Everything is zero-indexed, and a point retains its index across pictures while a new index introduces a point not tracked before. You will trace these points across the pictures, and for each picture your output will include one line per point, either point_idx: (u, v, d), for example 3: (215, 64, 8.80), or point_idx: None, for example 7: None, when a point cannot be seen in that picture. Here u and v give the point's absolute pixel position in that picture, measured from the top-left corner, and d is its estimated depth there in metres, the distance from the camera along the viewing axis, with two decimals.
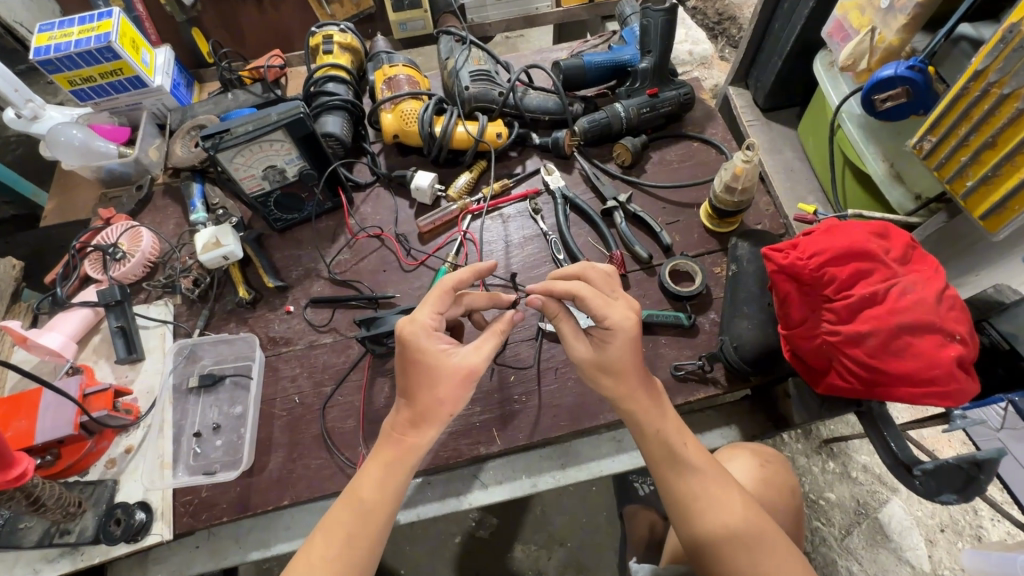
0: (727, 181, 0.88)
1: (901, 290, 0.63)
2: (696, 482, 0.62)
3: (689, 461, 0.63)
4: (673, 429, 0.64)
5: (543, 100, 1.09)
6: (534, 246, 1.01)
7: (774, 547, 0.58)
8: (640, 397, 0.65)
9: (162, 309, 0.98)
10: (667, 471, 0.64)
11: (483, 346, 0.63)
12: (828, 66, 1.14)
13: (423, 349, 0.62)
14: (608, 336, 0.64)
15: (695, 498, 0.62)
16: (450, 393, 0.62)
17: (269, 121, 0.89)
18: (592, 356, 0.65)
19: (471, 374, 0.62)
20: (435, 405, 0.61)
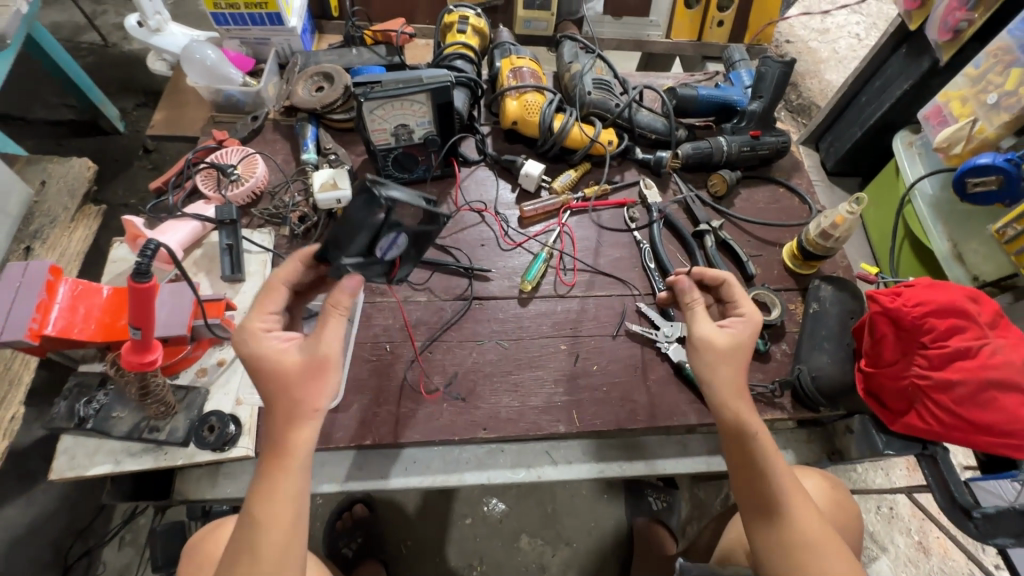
0: (825, 228, 0.96)
1: (992, 349, 0.70)
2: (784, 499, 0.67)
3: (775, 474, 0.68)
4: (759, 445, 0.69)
5: (654, 120, 1.16)
6: (626, 251, 1.07)
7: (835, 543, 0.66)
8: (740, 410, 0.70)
9: (265, 237, 1.00)
10: (749, 482, 0.69)
11: (331, 334, 0.64)
12: (908, 145, 1.23)
13: (255, 335, 0.64)
14: (733, 334, 0.73)
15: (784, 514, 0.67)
16: (310, 396, 0.62)
17: (418, 83, 0.93)
18: (720, 337, 0.73)
19: (322, 362, 0.63)
20: (305, 402, 0.62)
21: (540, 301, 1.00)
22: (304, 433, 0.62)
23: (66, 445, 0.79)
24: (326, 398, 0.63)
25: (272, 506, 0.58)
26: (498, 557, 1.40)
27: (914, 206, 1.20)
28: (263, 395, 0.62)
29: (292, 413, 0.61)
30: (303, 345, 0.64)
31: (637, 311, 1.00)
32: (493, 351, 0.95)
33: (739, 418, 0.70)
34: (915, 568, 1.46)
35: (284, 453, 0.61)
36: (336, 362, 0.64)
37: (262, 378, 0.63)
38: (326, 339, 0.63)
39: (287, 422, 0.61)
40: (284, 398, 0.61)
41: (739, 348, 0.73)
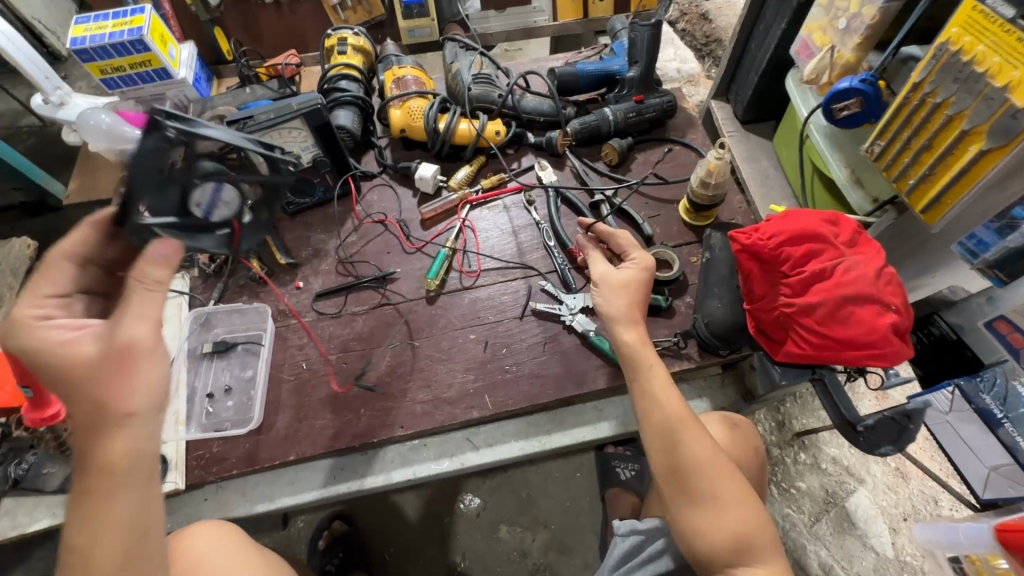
0: (703, 178, 0.98)
1: (846, 266, 0.72)
2: (679, 425, 0.71)
3: (668, 401, 0.72)
4: (657, 375, 0.74)
5: (539, 103, 1.18)
6: (527, 234, 1.10)
7: (729, 481, 0.68)
8: (640, 345, 0.77)
9: (179, 281, 1.04)
10: (648, 413, 0.73)
11: (147, 313, 0.51)
12: (798, 83, 1.25)
13: (45, 359, 0.48)
14: (628, 268, 0.83)
15: (680, 440, 0.70)
16: (103, 389, 0.48)
17: (289, 110, 0.97)
18: (612, 272, 0.83)
19: (129, 346, 0.49)
20: (108, 403, 0.48)
21: (446, 296, 1.03)
22: (118, 446, 0.49)
23: None
24: (141, 397, 0.50)
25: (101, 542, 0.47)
26: (480, 550, 1.43)
27: (812, 140, 1.22)
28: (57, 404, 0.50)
29: (96, 425, 0.48)
30: (98, 335, 0.50)
31: (542, 290, 1.03)
32: (405, 352, 0.98)
33: (644, 358, 0.76)
34: (894, 494, 1.45)
35: (103, 471, 0.48)
36: (145, 343, 0.50)
37: (50, 380, 0.49)
38: (122, 322, 0.49)
39: (93, 431, 0.48)
40: (81, 402, 0.48)
41: (632, 279, 0.81)
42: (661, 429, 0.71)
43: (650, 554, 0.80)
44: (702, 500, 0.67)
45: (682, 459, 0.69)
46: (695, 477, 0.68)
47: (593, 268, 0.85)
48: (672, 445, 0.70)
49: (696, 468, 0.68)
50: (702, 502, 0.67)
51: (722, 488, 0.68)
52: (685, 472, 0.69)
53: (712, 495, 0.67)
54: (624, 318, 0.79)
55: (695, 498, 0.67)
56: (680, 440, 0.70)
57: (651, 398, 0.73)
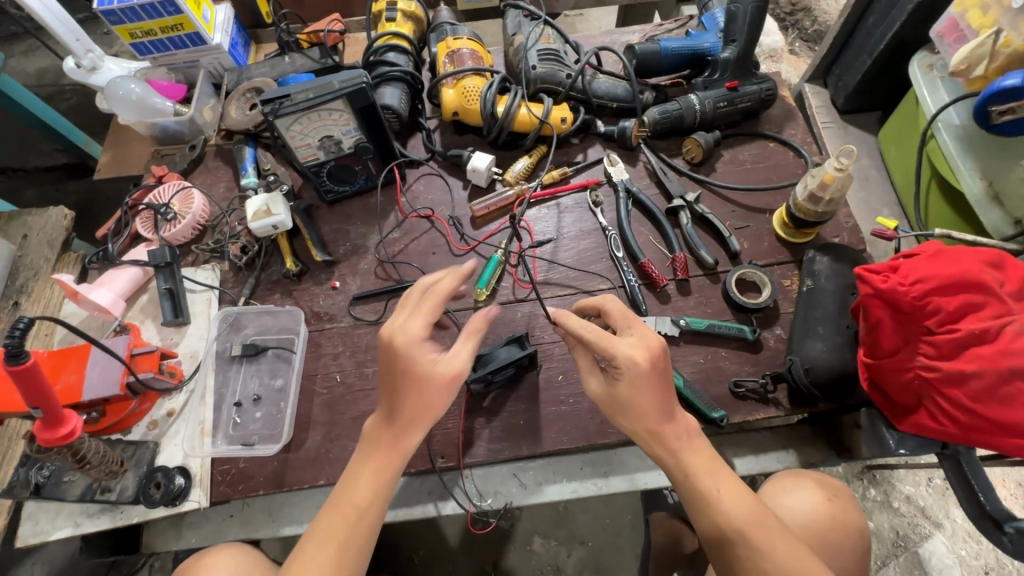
0: (813, 190, 0.82)
1: (1017, 329, 0.56)
2: (742, 536, 0.59)
3: (724, 507, 0.60)
4: (706, 475, 0.62)
5: (612, 86, 1.02)
6: (591, 241, 0.96)
7: None
8: (678, 443, 0.63)
9: (209, 274, 0.96)
10: (702, 521, 0.61)
11: (463, 353, 0.66)
12: (927, 70, 1.04)
13: (413, 358, 0.64)
14: (621, 382, 0.62)
15: (747, 556, 0.58)
16: (435, 397, 0.65)
17: (330, 89, 0.85)
18: (605, 393, 0.65)
19: (457, 378, 0.65)
20: (426, 409, 0.65)
21: (497, 308, 0.92)
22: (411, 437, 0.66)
23: (29, 511, 0.80)
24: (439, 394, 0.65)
25: (343, 508, 0.64)
26: (512, 562, 1.36)
27: (937, 142, 1.02)
28: (392, 384, 0.65)
29: (418, 417, 0.65)
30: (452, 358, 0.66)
31: None
32: (448, 370, 0.88)
33: (689, 466, 0.62)
34: (975, 544, 1.29)
35: (396, 449, 0.66)
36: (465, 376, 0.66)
37: (403, 375, 0.64)
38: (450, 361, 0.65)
39: (411, 425, 0.65)
40: (412, 401, 0.64)
41: (630, 397, 0.62)
42: (720, 542, 0.60)
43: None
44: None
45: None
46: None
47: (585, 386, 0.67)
48: (737, 560, 0.59)
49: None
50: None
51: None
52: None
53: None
54: (645, 436, 0.63)
55: None
56: (747, 556, 0.58)
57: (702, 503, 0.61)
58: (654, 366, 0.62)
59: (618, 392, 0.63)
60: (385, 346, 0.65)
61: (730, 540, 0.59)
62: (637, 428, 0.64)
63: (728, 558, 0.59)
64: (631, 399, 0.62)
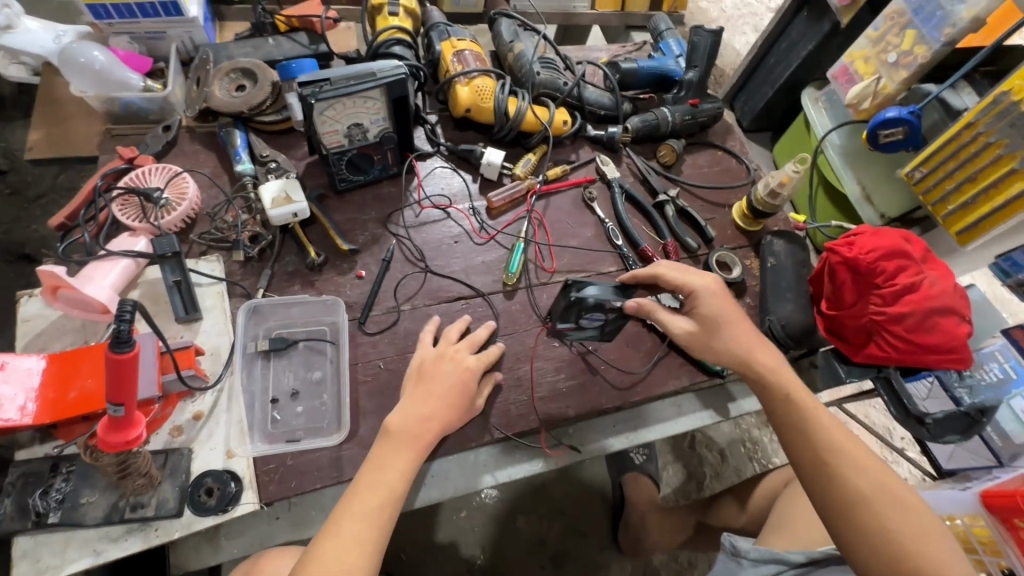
0: (774, 188, 1.05)
1: (930, 281, 0.83)
2: (836, 456, 0.69)
3: (818, 424, 0.72)
4: (799, 402, 0.74)
5: (601, 96, 1.17)
6: (594, 230, 1.08)
7: (904, 511, 0.65)
8: (776, 370, 0.77)
9: (214, 265, 0.89)
10: (794, 435, 0.73)
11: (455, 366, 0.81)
12: (815, 102, 1.38)
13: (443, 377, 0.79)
14: (703, 297, 0.82)
15: (838, 472, 0.68)
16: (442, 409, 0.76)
17: (372, 77, 0.86)
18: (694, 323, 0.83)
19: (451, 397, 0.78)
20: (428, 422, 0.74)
21: (524, 291, 1.00)
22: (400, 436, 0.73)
23: (23, 548, 0.66)
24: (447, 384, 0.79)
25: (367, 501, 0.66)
26: (498, 542, 1.42)
27: (825, 156, 1.34)
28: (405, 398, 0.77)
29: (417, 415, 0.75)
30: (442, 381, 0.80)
31: None
32: (489, 350, 0.93)
33: (787, 388, 0.75)
34: None
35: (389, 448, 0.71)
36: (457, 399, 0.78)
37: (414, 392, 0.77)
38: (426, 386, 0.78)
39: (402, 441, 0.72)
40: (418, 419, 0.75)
41: (712, 310, 0.82)
42: (813, 457, 0.70)
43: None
44: (872, 539, 0.64)
45: (841, 495, 0.67)
46: (856, 508, 0.66)
47: (673, 327, 0.84)
48: (827, 477, 0.68)
49: (855, 504, 0.66)
50: (873, 541, 0.64)
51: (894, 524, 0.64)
52: (847, 509, 0.66)
53: (880, 530, 0.64)
54: (746, 353, 0.78)
55: (866, 525, 0.65)
56: (831, 461, 0.69)
57: (798, 424, 0.72)
58: (721, 291, 0.83)
59: (701, 310, 0.82)
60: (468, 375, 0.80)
61: (816, 458, 0.70)
62: (744, 354, 0.78)
63: (813, 465, 0.70)
64: (724, 313, 0.81)
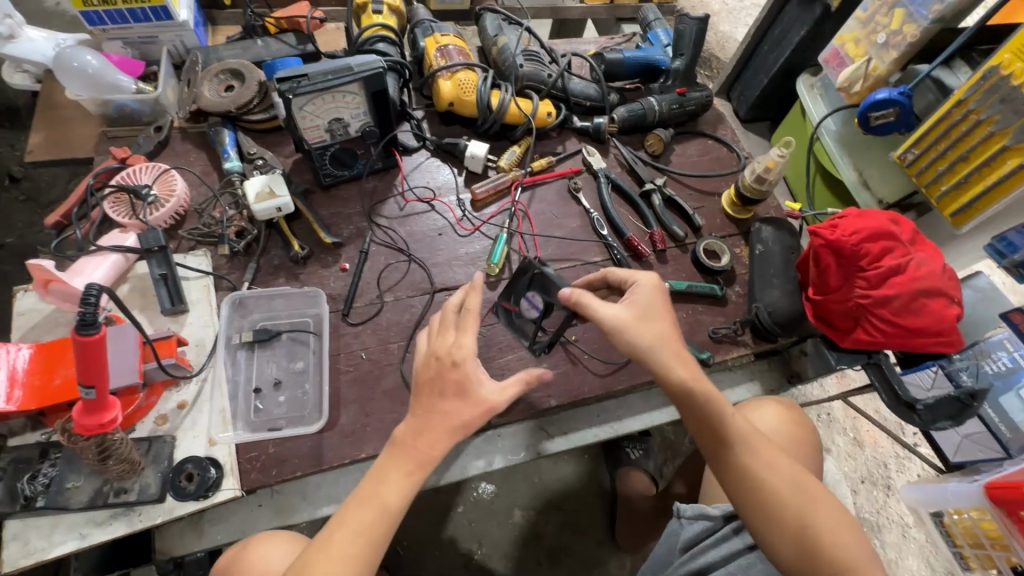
0: (760, 174, 1.03)
1: (917, 263, 0.81)
2: (752, 459, 0.69)
3: (734, 429, 0.71)
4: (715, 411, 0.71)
5: (586, 88, 1.17)
6: (579, 221, 1.08)
7: (817, 509, 0.67)
8: (694, 379, 0.71)
9: (201, 259, 0.91)
10: (711, 439, 0.71)
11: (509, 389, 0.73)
12: (810, 88, 1.35)
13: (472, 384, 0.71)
14: (641, 290, 0.76)
15: (756, 475, 0.69)
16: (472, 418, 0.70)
17: (350, 71, 0.87)
18: (624, 313, 0.73)
19: (490, 410, 0.71)
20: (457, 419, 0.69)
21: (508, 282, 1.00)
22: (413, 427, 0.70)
23: (13, 531, 0.69)
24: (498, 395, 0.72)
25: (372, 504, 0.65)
26: (493, 537, 1.42)
27: (821, 143, 1.32)
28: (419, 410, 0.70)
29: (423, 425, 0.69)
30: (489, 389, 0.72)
31: None
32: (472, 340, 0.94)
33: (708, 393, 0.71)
34: (853, 460, 1.52)
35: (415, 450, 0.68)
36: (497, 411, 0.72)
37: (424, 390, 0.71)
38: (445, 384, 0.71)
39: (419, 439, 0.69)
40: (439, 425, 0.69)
41: (652, 301, 0.75)
42: (729, 461, 0.70)
43: (721, 535, 0.82)
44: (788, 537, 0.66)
45: (757, 500, 0.68)
46: (774, 511, 0.67)
47: (602, 313, 0.73)
48: (750, 482, 0.68)
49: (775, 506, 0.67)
50: (791, 541, 0.66)
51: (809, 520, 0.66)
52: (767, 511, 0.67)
53: (798, 528, 0.66)
54: (671, 352, 0.72)
55: (784, 527, 0.66)
56: (746, 464, 0.69)
57: (716, 432, 0.71)
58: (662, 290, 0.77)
59: (638, 298, 0.75)
60: (434, 359, 0.72)
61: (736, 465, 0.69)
62: (660, 359, 0.71)
63: (734, 470, 0.69)
64: (657, 307, 0.74)
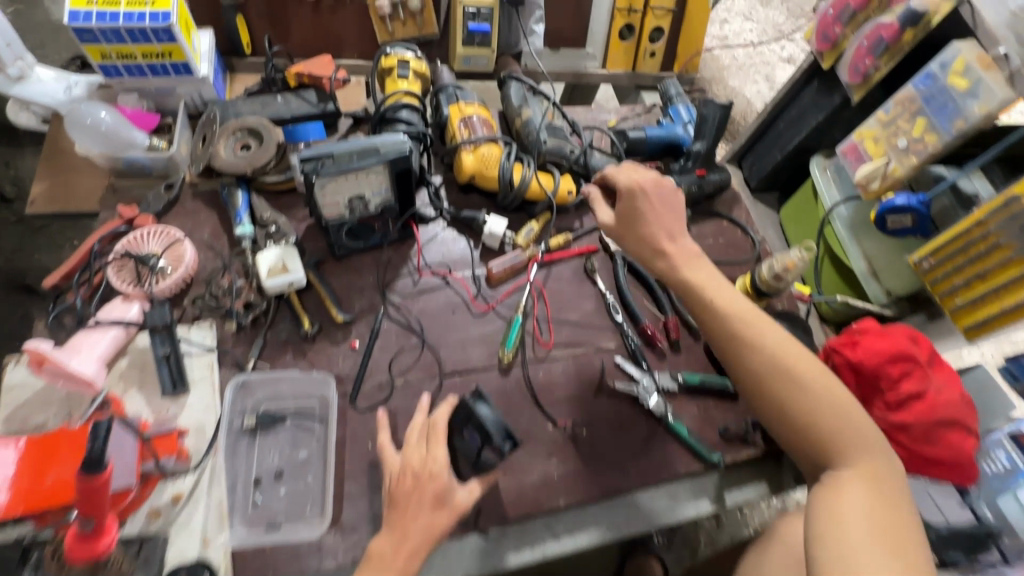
0: (778, 272, 1.03)
1: (936, 390, 0.80)
2: (786, 357, 0.72)
3: (751, 325, 0.74)
4: (714, 285, 0.77)
5: (607, 165, 1.16)
6: (593, 304, 1.07)
7: (893, 471, 0.67)
8: (704, 312, 0.77)
9: (206, 333, 0.87)
10: (735, 342, 0.74)
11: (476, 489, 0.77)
12: (824, 171, 1.36)
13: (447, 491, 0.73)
14: (649, 179, 0.83)
15: (792, 369, 0.72)
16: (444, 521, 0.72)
17: (374, 154, 0.85)
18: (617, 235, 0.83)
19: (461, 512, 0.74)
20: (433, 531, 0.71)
21: (521, 367, 0.98)
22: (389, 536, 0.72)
23: None
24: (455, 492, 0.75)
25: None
26: None
27: (833, 228, 1.32)
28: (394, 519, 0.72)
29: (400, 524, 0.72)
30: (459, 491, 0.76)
31: (615, 365, 1.01)
32: None
33: (708, 300, 0.75)
34: None
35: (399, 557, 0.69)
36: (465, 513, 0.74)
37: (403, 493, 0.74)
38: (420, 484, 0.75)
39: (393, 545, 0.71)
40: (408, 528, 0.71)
41: (654, 198, 0.82)
42: (759, 353, 0.73)
43: None
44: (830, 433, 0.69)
45: (800, 418, 0.70)
46: (827, 423, 0.69)
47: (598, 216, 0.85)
48: (793, 398, 0.70)
49: (797, 371, 0.71)
50: (858, 476, 0.66)
51: (836, 388, 0.70)
52: (797, 425, 0.70)
53: (832, 406, 0.70)
54: (681, 257, 0.79)
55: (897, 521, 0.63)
56: (783, 363, 0.72)
57: (745, 337, 0.74)
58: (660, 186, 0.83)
59: (629, 208, 0.82)
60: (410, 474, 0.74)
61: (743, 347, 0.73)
62: (676, 271, 0.78)
63: (768, 379, 0.72)
64: (658, 210, 0.81)
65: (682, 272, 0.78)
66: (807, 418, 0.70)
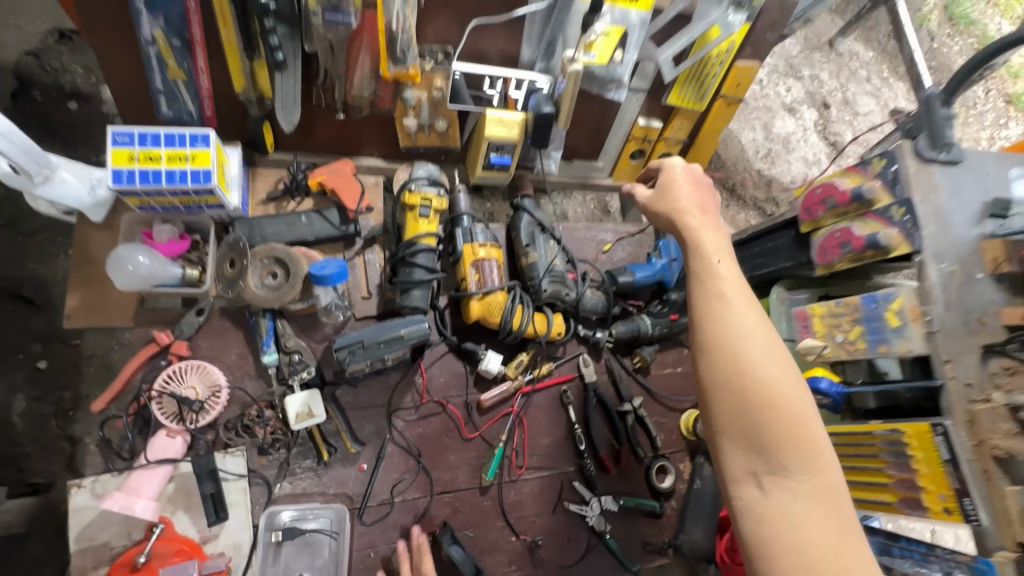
0: None
1: None
2: (788, 435, 0.67)
3: (768, 373, 0.69)
4: (733, 287, 0.75)
5: (596, 304, 1.30)
6: (563, 430, 1.28)
7: (827, 535, 0.63)
8: (708, 315, 0.74)
9: (239, 460, 1.04)
10: (721, 340, 0.72)
11: None
12: (781, 302, 1.38)
13: None
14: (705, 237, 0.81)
15: (784, 451, 0.66)
16: None
17: (396, 335, 1.03)
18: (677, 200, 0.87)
19: None
20: None
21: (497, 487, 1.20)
22: None
23: None
24: None
25: None
26: None
27: None
28: None
29: None
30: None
31: (572, 487, 1.25)
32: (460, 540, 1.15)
33: (737, 330, 0.72)
34: None
35: None
36: None
37: None
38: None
39: None
40: None
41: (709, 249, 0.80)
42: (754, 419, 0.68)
43: None
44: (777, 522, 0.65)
45: (752, 409, 0.68)
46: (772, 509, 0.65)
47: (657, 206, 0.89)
48: (760, 402, 0.68)
49: (782, 404, 0.67)
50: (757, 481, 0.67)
51: (806, 424, 0.67)
52: (745, 422, 0.68)
53: (796, 434, 0.67)
54: (705, 307, 0.75)
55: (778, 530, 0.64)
56: (779, 426, 0.67)
57: (745, 407, 0.69)
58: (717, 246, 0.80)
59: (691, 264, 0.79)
60: None
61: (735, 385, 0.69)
62: (706, 313, 0.74)
63: (733, 379, 0.70)
64: (702, 261, 0.79)
65: (717, 264, 0.78)
66: (769, 433, 0.67)
